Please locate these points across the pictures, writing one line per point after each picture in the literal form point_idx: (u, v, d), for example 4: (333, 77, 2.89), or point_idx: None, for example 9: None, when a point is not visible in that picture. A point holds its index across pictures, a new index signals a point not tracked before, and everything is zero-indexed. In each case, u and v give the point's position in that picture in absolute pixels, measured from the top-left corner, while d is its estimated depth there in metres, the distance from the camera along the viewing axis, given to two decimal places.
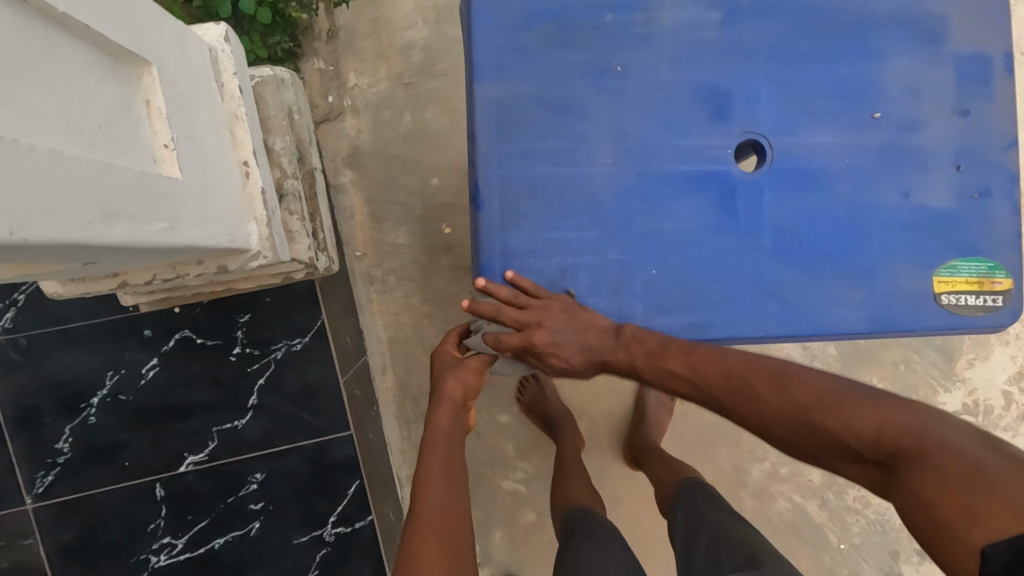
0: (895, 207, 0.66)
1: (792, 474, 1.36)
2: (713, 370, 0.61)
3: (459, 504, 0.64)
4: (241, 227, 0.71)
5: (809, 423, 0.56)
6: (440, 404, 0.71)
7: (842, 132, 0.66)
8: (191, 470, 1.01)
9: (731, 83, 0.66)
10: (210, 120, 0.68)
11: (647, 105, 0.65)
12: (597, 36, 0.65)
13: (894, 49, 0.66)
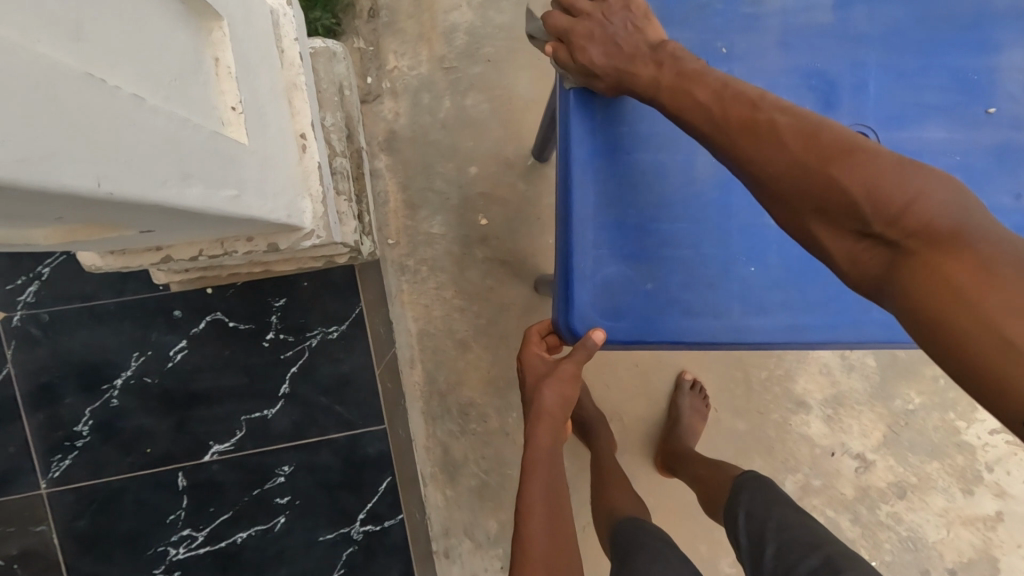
0: (1007, 211, 0.62)
1: (825, 487, 1.32)
2: (785, 133, 0.54)
3: (561, 522, 0.75)
4: (296, 203, 0.66)
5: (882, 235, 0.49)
6: (539, 421, 0.78)
7: (954, 128, 0.63)
8: (215, 459, 0.97)
9: (840, 71, 0.62)
10: (270, 87, 0.63)
11: (752, 91, 0.62)
12: (701, 17, 0.62)
13: (1012, 41, 0.62)
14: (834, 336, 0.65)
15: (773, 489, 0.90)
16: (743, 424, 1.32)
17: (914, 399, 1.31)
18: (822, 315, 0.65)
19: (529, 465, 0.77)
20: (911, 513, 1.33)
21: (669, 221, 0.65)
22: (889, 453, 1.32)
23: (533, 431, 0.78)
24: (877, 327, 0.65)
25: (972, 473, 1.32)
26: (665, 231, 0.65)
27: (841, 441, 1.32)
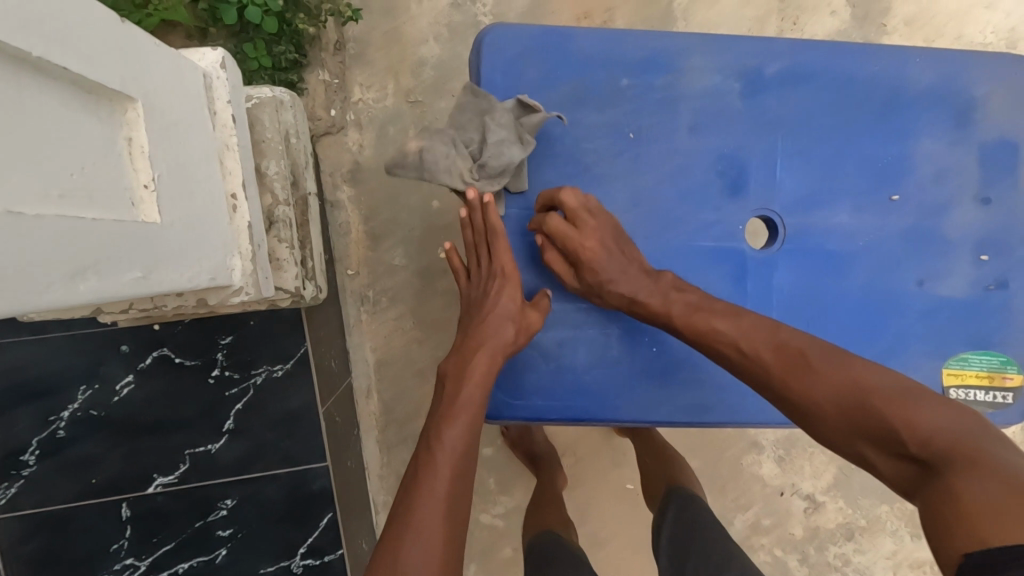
0: (912, 295, 0.67)
1: (774, 526, 1.33)
2: (762, 337, 0.64)
3: (464, 475, 0.66)
4: (223, 263, 0.68)
5: (862, 402, 0.57)
6: (476, 353, 0.70)
7: (864, 211, 0.67)
8: (159, 491, 0.97)
9: (749, 155, 0.68)
10: (199, 152, 0.65)
11: (665, 173, 0.68)
12: (616, 102, 0.68)
13: (926, 130, 0.67)
14: (734, 415, 0.75)
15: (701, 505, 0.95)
16: (696, 463, 1.32)
17: None
18: (724, 400, 0.75)
19: (450, 414, 0.68)
20: (859, 555, 1.34)
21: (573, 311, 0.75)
22: (840, 495, 1.34)
23: (464, 363, 0.71)
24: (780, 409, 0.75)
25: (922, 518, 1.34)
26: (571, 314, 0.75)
27: (792, 481, 1.33)
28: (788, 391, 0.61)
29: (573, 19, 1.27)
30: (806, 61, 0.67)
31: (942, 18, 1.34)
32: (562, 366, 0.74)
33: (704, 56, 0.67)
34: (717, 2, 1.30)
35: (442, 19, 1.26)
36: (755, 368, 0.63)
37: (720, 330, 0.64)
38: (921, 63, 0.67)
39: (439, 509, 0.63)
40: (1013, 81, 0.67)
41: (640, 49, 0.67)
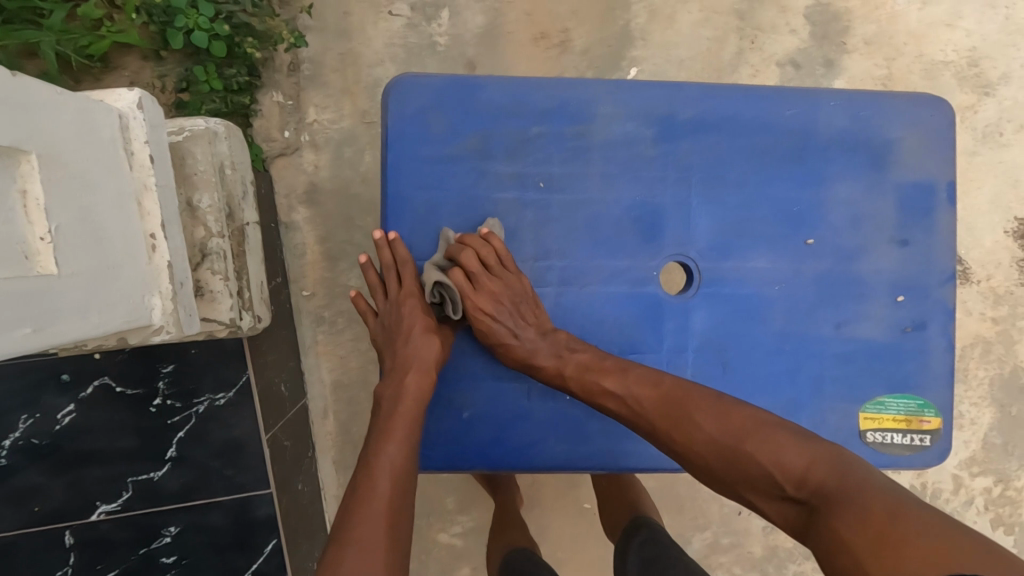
0: (826, 338, 0.73)
1: (733, 545, 1.32)
2: (649, 392, 0.69)
3: (403, 490, 0.65)
4: (140, 304, 0.68)
5: (735, 453, 0.63)
6: (406, 374, 0.70)
7: (778, 258, 0.73)
8: (103, 519, 0.97)
9: (664, 202, 0.73)
10: (112, 196, 0.65)
11: (579, 221, 0.73)
12: (525, 149, 0.72)
13: (838, 178, 0.73)
14: (649, 460, 0.76)
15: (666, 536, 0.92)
16: (652, 483, 1.31)
17: None
18: (640, 445, 0.76)
19: (387, 429, 0.67)
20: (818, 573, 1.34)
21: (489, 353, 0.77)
22: None
23: (395, 383, 0.71)
24: None
25: None
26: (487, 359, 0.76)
27: None
28: (675, 442, 0.66)
29: (530, 39, 1.26)
30: (716, 108, 0.72)
31: (902, 37, 1.33)
32: (479, 413, 0.75)
33: (617, 104, 0.72)
34: (675, 21, 1.29)
35: (396, 40, 1.25)
36: (646, 422, 0.68)
37: (609, 387, 0.68)
38: (833, 111, 0.73)
39: (377, 521, 0.61)
40: (919, 128, 0.73)
41: (547, 99, 0.72)
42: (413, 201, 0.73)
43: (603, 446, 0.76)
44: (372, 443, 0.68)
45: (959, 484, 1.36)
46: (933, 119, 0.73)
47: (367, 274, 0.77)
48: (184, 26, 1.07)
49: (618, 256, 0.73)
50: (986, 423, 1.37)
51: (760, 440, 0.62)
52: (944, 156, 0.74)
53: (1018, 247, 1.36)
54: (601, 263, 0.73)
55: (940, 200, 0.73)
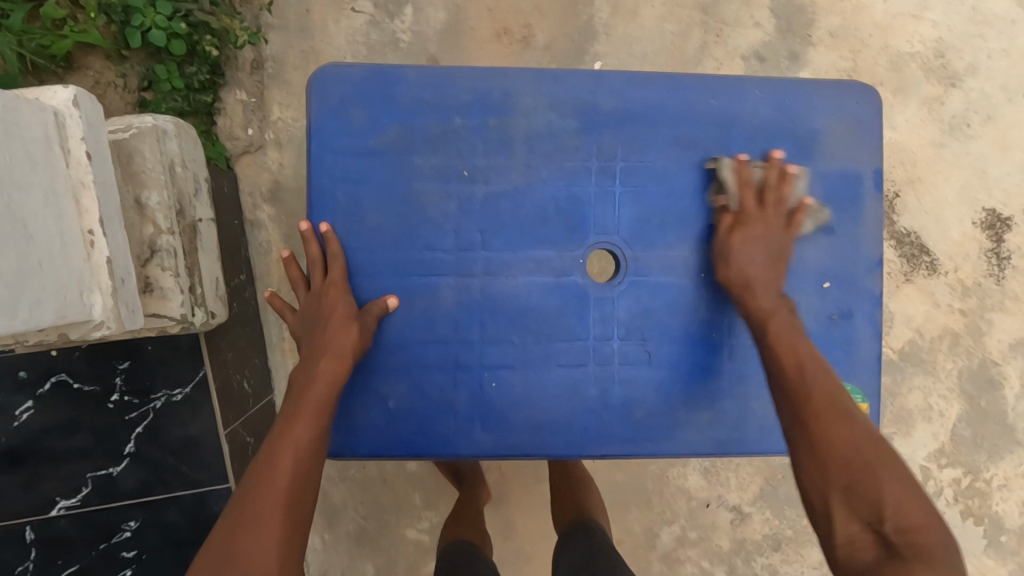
0: None
1: (700, 538, 1.32)
2: (821, 395, 0.67)
3: (310, 470, 0.66)
4: (77, 301, 0.68)
5: (862, 466, 0.61)
6: (320, 358, 0.72)
7: (700, 247, 0.79)
8: (62, 514, 0.97)
9: (587, 195, 0.78)
10: (45, 193, 0.65)
11: (505, 211, 0.78)
12: (451, 141, 0.77)
13: (761, 169, 0.79)
14: (573, 449, 0.78)
15: (604, 538, 0.93)
16: (620, 476, 1.32)
17: None
18: (566, 434, 0.78)
19: (297, 411, 0.69)
20: (786, 566, 1.34)
21: (416, 346, 0.77)
22: (767, 507, 1.33)
23: (309, 367, 0.72)
24: (620, 443, 0.78)
25: None
26: (414, 353, 0.77)
27: (718, 493, 1.33)
28: (815, 423, 0.65)
29: (492, 35, 1.27)
30: (640, 101, 0.78)
31: (867, 28, 1.33)
32: (404, 403, 0.77)
33: (539, 97, 0.78)
34: (638, 15, 1.29)
35: (359, 37, 1.25)
36: (800, 392, 0.68)
37: (799, 347, 0.71)
38: (757, 100, 0.79)
39: (279, 499, 0.62)
40: (843, 117, 0.80)
41: (466, 93, 0.77)
42: (333, 192, 0.77)
43: (533, 439, 0.77)
44: (280, 424, 0.69)
45: (927, 476, 1.35)
46: (859, 110, 0.80)
47: (291, 272, 0.80)
48: (141, 24, 1.07)
49: (541, 244, 0.78)
50: (955, 415, 1.36)
51: (897, 473, 0.61)
52: (868, 147, 0.80)
53: (986, 238, 1.35)
54: (525, 252, 0.78)
55: (866, 188, 0.80)
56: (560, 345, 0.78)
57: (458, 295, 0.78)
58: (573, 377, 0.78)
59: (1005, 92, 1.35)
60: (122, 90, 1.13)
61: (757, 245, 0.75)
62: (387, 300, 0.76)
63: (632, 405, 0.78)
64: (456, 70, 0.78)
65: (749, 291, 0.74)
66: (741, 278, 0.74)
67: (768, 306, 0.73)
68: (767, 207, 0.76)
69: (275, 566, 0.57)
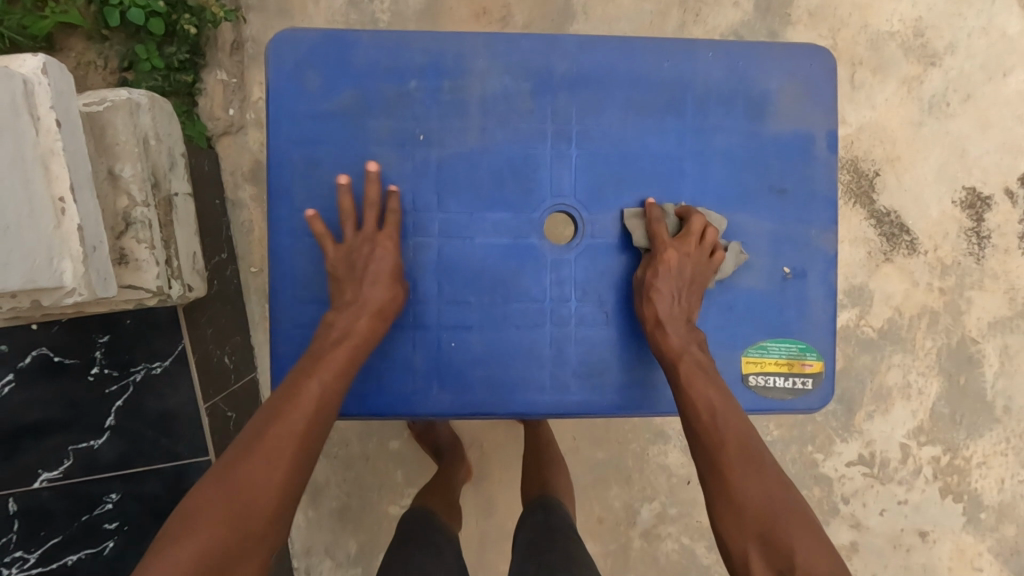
0: (709, 287, 0.82)
1: (681, 515, 1.33)
2: (733, 435, 0.71)
3: (322, 417, 0.70)
4: (47, 266, 0.69)
5: (779, 526, 0.65)
6: (357, 315, 0.74)
7: (657, 208, 0.82)
8: (44, 487, 0.97)
9: (542, 157, 0.81)
10: (14, 157, 0.66)
11: (461, 173, 0.80)
12: (405, 104, 0.80)
13: (715, 131, 0.82)
14: (529, 408, 0.81)
15: (563, 519, 0.94)
16: (601, 454, 1.32)
17: (772, 432, 1.36)
18: (525, 394, 0.81)
19: (317, 364, 0.71)
20: None
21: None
22: None
23: (348, 317, 0.74)
24: (578, 403, 0.82)
25: (827, 505, 1.37)
26: None
27: None
28: (730, 475, 0.69)
29: (471, 15, 1.27)
30: (594, 63, 0.81)
31: (846, 8, 1.34)
32: (364, 364, 0.80)
33: (492, 60, 0.80)
34: None
35: (338, 18, 1.26)
36: (715, 440, 0.71)
37: (708, 397, 0.72)
38: (710, 62, 0.82)
39: (285, 444, 0.66)
40: (796, 78, 0.83)
41: (421, 56, 0.80)
42: (290, 156, 0.79)
43: (490, 399, 0.81)
44: (301, 367, 0.72)
45: (907, 453, 1.36)
46: (811, 71, 0.83)
47: (314, 229, 0.76)
48: (119, 3, 1.06)
49: (497, 207, 0.81)
50: (933, 393, 1.37)
51: (800, 528, 0.65)
52: (820, 109, 0.84)
53: (966, 218, 1.36)
54: (481, 215, 0.81)
55: (818, 148, 0.83)
56: (516, 308, 0.81)
57: (415, 257, 0.80)
58: (530, 338, 0.81)
59: (984, 72, 1.35)
60: (103, 71, 1.13)
61: (676, 281, 0.77)
62: (405, 273, 0.79)
63: (589, 367, 0.82)
64: (409, 33, 0.80)
65: (661, 330, 0.76)
66: (654, 317, 0.76)
67: (678, 348, 0.75)
68: (689, 246, 0.78)
69: (272, 499, 0.64)
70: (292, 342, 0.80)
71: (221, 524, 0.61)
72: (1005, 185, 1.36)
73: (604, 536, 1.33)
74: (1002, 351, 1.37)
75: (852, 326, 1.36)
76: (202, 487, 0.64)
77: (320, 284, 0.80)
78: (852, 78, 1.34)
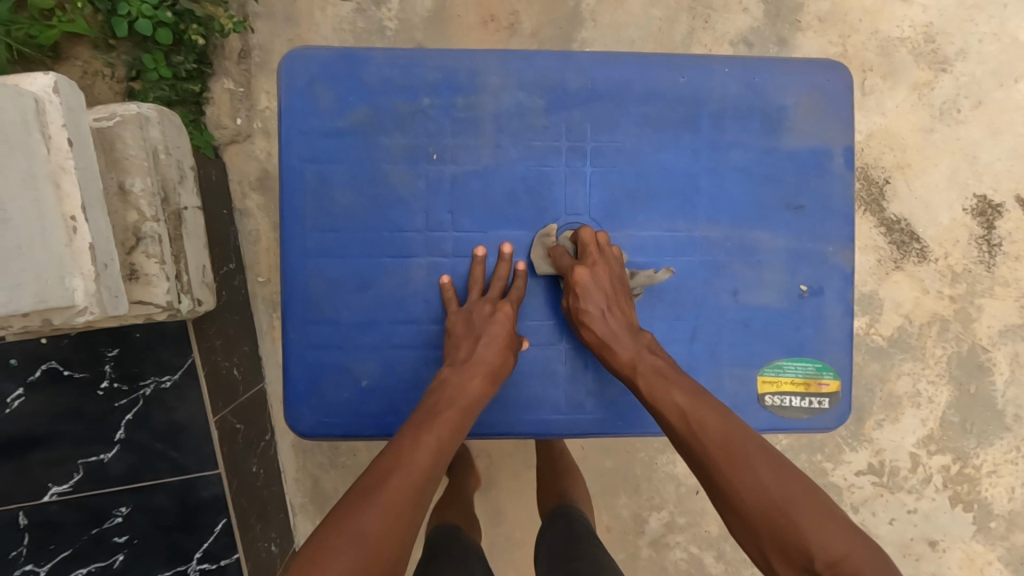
0: (724, 303, 0.82)
1: (689, 524, 1.32)
2: (713, 432, 0.66)
3: (434, 479, 0.66)
4: (59, 285, 0.69)
5: (787, 518, 0.59)
6: (473, 375, 0.73)
7: (673, 224, 0.81)
8: (54, 500, 0.97)
9: (555, 173, 0.81)
10: (26, 177, 0.65)
11: (474, 189, 0.80)
12: (418, 120, 0.79)
13: (731, 145, 0.81)
14: (543, 426, 0.81)
15: (586, 526, 0.94)
16: (609, 463, 1.32)
17: (781, 441, 1.36)
18: (539, 411, 0.81)
19: (429, 421, 0.69)
20: None
21: (391, 325, 0.80)
22: None
23: (461, 375, 0.73)
24: (592, 421, 0.81)
25: None
26: (388, 332, 0.80)
27: None
28: (723, 479, 0.64)
29: (478, 22, 1.26)
30: (608, 78, 0.80)
31: (856, 13, 1.33)
32: (378, 382, 0.79)
33: (506, 76, 0.80)
34: (624, 2, 1.29)
35: (344, 26, 1.25)
36: (696, 445, 0.67)
37: (677, 404, 0.69)
38: (725, 77, 0.81)
39: (400, 499, 0.62)
40: (813, 92, 0.82)
41: (434, 72, 0.79)
42: (302, 174, 0.79)
43: (503, 418, 0.80)
44: (412, 422, 0.70)
45: (917, 462, 1.35)
46: (828, 85, 0.83)
47: (446, 296, 0.79)
48: (127, 13, 1.06)
49: (511, 224, 0.81)
50: (944, 401, 1.36)
51: (809, 512, 0.60)
52: (837, 123, 0.83)
53: (977, 225, 1.35)
54: (494, 232, 0.81)
55: (834, 161, 0.82)
56: (528, 326, 0.82)
57: (429, 275, 0.80)
58: (542, 355, 0.81)
59: (994, 78, 1.34)
60: (110, 80, 1.12)
61: (599, 294, 0.75)
62: (522, 342, 0.79)
63: (602, 386, 0.81)
64: (421, 50, 0.80)
65: (608, 349, 0.75)
66: (598, 339, 0.75)
67: (630, 359, 0.74)
68: (593, 258, 0.77)
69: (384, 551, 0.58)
70: (303, 359, 0.79)
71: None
72: (1017, 192, 1.34)
73: (612, 544, 1.32)
74: (1013, 359, 1.36)
75: (861, 334, 1.35)
76: (323, 534, 0.58)
77: (333, 303, 0.79)
78: (862, 84, 1.33)
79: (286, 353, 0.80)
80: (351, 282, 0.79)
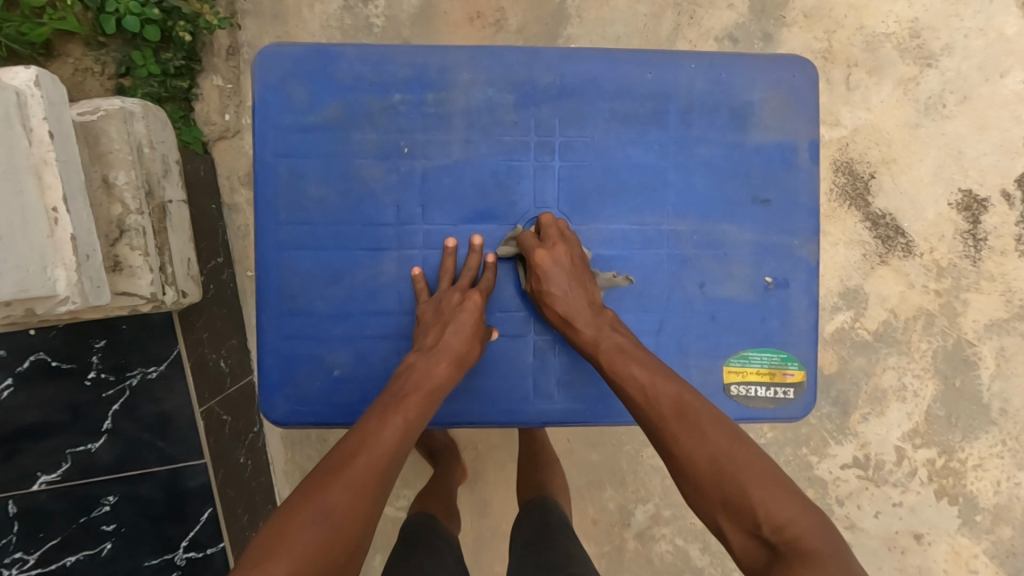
0: (692, 296, 0.83)
1: (675, 517, 1.33)
2: (668, 399, 0.70)
3: (396, 467, 0.67)
4: (40, 275, 0.70)
5: (733, 481, 0.65)
6: (440, 362, 0.74)
7: (643, 219, 0.82)
8: (43, 489, 0.99)
9: (525, 168, 0.82)
10: (8, 169, 0.67)
11: (444, 184, 0.81)
12: (388, 116, 0.81)
13: (699, 138, 0.82)
14: (513, 415, 0.82)
15: (561, 519, 0.95)
16: (595, 456, 1.33)
17: (767, 434, 1.37)
18: (509, 399, 0.82)
19: (397, 406, 0.70)
20: None
21: (363, 317, 0.81)
22: None
23: (428, 361, 0.74)
24: (561, 410, 0.83)
25: (822, 506, 1.37)
26: (360, 323, 0.81)
27: None
28: (675, 445, 0.68)
29: (465, 19, 1.28)
30: (577, 74, 0.81)
31: (842, 9, 1.33)
32: (351, 372, 0.81)
33: (475, 72, 0.81)
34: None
35: (332, 22, 1.26)
36: (653, 413, 0.71)
37: (634, 376, 0.72)
38: (692, 74, 0.82)
39: (366, 478, 0.63)
40: (780, 88, 0.83)
41: (405, 69, 0.80)
42: (276, 169, 0.80)
43: (474, 408, 0.81)
44: (380, 403, 0.71)
45: (902, 456, 1.36)
46: (794, 81, 0.84)
47: (416, 288, 0.80)
48: (115, 10, 1.06)
49: (482, 218, 0.82)
50: (929, 395, 1.36)
51: (756, 476, 0.64)
52: (805, 119, 0.84)
53: (962, 220, 1.35)
54: (466, 225, 0.82)
55: (801, 156, 0.83)
56: (501, 315, 0.83)
57: (400, 268, 0.81)
58: (516, 345, 0.83)
59: (981, 73, 1.34)
60: (101, 77, 1.12)
61: (561, 274, 0.76)
62: (491, 331, 0.81)
63: (571, 377, 0.83)
64: (393, 47, 0.81)
65: (572, 327, 0.76)
66: (561, 318, 0.76)
67: (593, 336, 0.75)
68: (554, 241, 0.78)
69: (346, 523, 0.60)
70: (278, 349, 0.81)
71: (318, 548, 0.57)
72: (1003, 187, 1.35)
73: (599, 537, 1.34)
74: (999, 353, 1.36)
75: (846, 329, 1.36)
76: (288, 509, 0.60)
77: (306, 295, 0.81)
78: (847, 80, 1.33)
79: (260, 343, 0.81)
80: (323, 274, 0.81)
